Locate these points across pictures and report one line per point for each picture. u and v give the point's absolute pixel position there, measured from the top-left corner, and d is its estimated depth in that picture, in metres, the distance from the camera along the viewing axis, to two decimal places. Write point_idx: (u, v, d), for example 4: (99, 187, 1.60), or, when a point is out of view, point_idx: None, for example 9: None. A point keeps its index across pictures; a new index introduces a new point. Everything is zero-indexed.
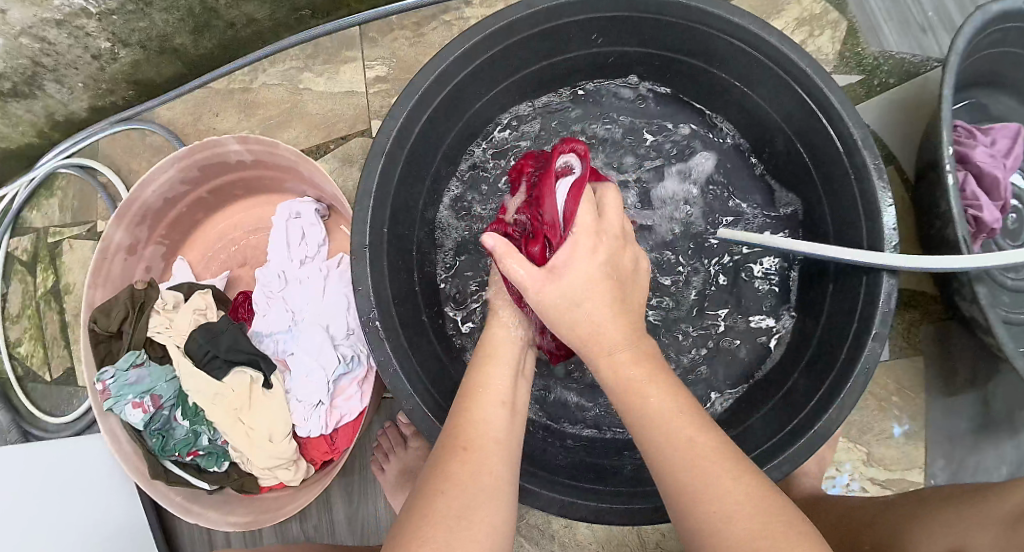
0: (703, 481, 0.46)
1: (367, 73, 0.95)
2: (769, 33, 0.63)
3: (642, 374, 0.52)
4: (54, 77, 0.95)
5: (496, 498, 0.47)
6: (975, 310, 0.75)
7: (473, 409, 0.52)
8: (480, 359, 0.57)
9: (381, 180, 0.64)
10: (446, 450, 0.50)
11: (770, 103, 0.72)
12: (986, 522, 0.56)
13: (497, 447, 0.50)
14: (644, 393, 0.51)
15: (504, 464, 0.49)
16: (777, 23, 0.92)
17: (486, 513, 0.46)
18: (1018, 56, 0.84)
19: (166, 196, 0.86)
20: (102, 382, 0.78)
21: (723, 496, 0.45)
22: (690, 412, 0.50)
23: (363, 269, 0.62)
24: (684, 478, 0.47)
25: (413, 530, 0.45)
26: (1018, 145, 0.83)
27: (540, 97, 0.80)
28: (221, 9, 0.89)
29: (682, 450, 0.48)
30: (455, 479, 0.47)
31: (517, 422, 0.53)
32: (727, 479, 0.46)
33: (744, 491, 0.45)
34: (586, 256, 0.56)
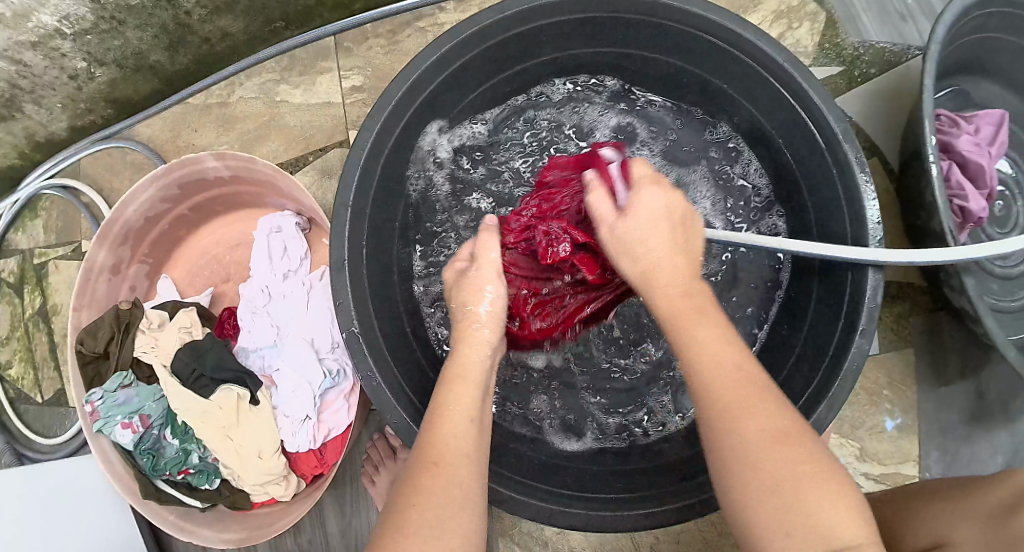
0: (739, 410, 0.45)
1: (344, 83, 0.95)
2: (745, 29, 0.62)
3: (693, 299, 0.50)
4: (32, 99, 0.95)
5: (464, 511, 0.46)
6: (964, 301, 0.74)
7: (444, 422, 0.50)
8: (449, 374, 0.53)
9: (358, 193, 0.63)
10: (416, 464, 0.48)
11: (746, 96, 0.71)
12: (972, 515, 0.54)
13: (465, 458, 0.48)
14: (695, 314, 0.49)
15: (472, 482, 0.48)
16: (755, 16, 0.91)
17: (462, 524, 0.46)
18: (998, 44, 0.84)
19: (146, 214, 0.85)
20: (91, 404, 0.78)
21: (762, 430, 0.44)
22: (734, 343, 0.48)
23: (343, 283, 0.62)
24: (718, 410, 0.46)
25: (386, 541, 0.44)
26: (1003, 131, 0.82)
27: (518, 97, 0.80)
28: (195, 24, 0.89)
29: (723, 378, 0.46)
30: (427, 493, 0.46)
31: (484, 440, 0.51)
32: (760, 409, 0.45)
33: (775, 433, 0.44)
34: (654, 196, 0.56)
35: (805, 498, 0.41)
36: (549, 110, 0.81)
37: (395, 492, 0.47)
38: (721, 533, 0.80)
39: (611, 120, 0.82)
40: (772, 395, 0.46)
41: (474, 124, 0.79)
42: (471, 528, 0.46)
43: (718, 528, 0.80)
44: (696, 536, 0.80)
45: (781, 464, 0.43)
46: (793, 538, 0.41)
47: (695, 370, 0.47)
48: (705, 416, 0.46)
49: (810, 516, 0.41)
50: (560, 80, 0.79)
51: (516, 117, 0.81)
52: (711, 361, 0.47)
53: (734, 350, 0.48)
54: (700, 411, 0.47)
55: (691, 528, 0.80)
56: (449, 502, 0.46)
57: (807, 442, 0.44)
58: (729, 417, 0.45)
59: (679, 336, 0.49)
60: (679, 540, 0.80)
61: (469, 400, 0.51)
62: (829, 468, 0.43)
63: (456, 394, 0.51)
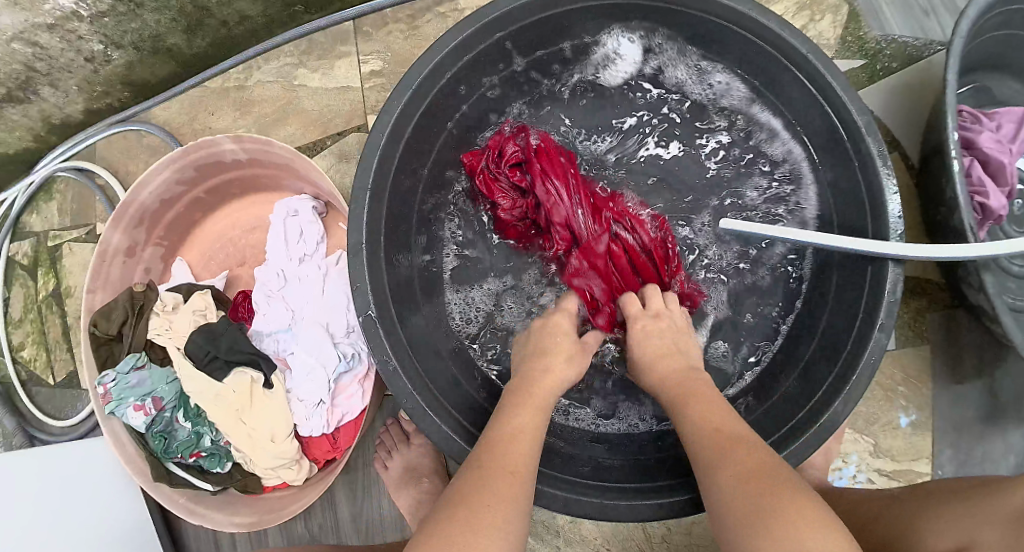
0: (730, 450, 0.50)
1: (362, 67, 0.95)
2: (768, 17, 0.62)
3: (694, 379, 0.59)
4: (49, 82, 0.95)
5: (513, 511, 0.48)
6: (982, 299, 0.73)
7: (518, 438, 0.53)
8: (518, 398, 0.58)
9: (377, 178, 0.63)
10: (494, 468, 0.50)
11: (770, 86, 0.70)
12: (993, 519, 0.55)
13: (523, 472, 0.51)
14: (700, 391, 0.57)
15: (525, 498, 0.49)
16: (778, 7, 0.90)
17: (513, 528, 0.47)
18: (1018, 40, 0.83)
19: (163, 197, 0.85)
20: (104, 386, 0.77)
21: (739, 474, 0.48)
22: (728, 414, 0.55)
23: (360, 267, 0.62)
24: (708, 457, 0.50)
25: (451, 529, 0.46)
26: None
27: (539, 77, 0.76)
28: (213, 8, 0.88)
29: (712, 433, 0.52)
30: (493, 494, 0.48)
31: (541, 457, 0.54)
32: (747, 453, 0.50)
33: (749, 472, 0.48)
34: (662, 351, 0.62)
35: (779, 523, 0.43)
36: (589, 83, 0.77)
37: (453, 495, 0.49)
38: None
39: (646, 98, 0.77)
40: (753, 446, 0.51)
41: (519, 94, 0.77)
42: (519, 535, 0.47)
43: None
44: (708, 529, 0.80)
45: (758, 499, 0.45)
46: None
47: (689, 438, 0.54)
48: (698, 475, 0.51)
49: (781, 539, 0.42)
50: (590, 62, 0.76)
51: (539, 95, 0.78)
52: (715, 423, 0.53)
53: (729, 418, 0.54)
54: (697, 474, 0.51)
55: (703, 521, 0.80)
56: (492, 518, 0.46)
57: (786, 479, 0.47)
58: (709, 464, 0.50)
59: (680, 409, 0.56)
60: (690, 532, 0.80)
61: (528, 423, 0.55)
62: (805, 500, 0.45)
63: (525, 417, 0.55)
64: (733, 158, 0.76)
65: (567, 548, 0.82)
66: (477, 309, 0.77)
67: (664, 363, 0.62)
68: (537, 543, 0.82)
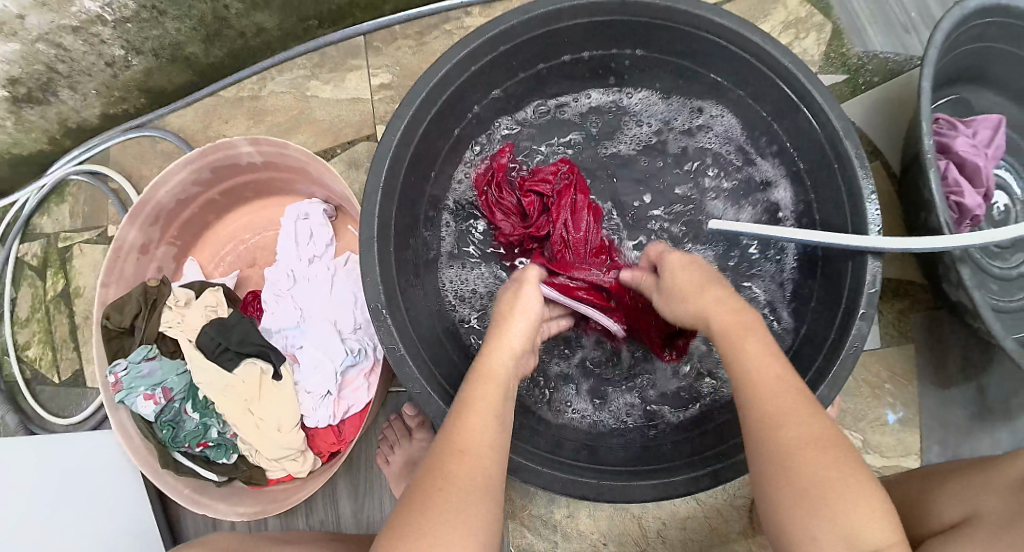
0: (783, 418, 0.49)
1: (372, 80, 0.99)
2: (752, 31, 0.66)
3: (745, 316, 0.56)
4: (69, 84, 0.98)
5: (485, 500, 0.49)
6: (962, 295, 0.76)
7: (470, 413, 0.53)
8: (475, 375, 0.56)
9: (388, 175, 0.66)
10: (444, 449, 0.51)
11: (756, 96, 0.74)
12: (992, 488, 0.57)
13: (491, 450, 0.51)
14: (753, 333, 0.54)
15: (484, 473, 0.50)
16: (765, 26, 0.95)
17: (477, 512, 0.48)
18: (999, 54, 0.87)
19: (178, 197, 0.88)
20: (115, 375, 0.79)
21: (802, 440, 0.48)
22: (786, 370, 0.52)
23: (371, 259, 0.65)
24: (763, 423, 0.49)
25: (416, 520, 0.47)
26: (1000, 135, 0.85)
27: (529, 109, 0.84)
28: (231, 18, 0.93)
29: (772, 390, 0.50)
30: (453, 479, 0.49)
31: (505, 434, 0.54)
32: (802, 418, 0.49)
33: (812, 443, 0.48)
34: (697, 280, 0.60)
35: (836, 502, 0.45)
36: (575, 111, 0.85)
37: (420, 474, 0.51)
38: (726, 519, 0.82)
39: (628, 122, 0.85)
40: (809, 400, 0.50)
41: (514, 117, 0.84)
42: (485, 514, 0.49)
43: (721, 515, 0.82)
44: (702, 522, 0.82)
45: (817, 475, 0.46)
46: (822, 542, 0.45)
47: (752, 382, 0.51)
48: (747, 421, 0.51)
49: (837, 519, 0.45)
50: (576, 94, 0.84)
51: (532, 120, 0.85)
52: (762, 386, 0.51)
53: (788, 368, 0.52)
54: (745, 419, 0.51)
55: (697, 514, 0.82)
56: (448, 505, 0.48)
57: (845, 454, 0.48)
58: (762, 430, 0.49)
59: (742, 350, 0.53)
60: (685, 525, 0.82)
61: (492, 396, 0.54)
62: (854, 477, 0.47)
63: (486, 391, 0.54)
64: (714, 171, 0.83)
65: (565, 542, 0.83)
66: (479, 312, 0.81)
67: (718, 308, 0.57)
68: (535, 537, 0.84)
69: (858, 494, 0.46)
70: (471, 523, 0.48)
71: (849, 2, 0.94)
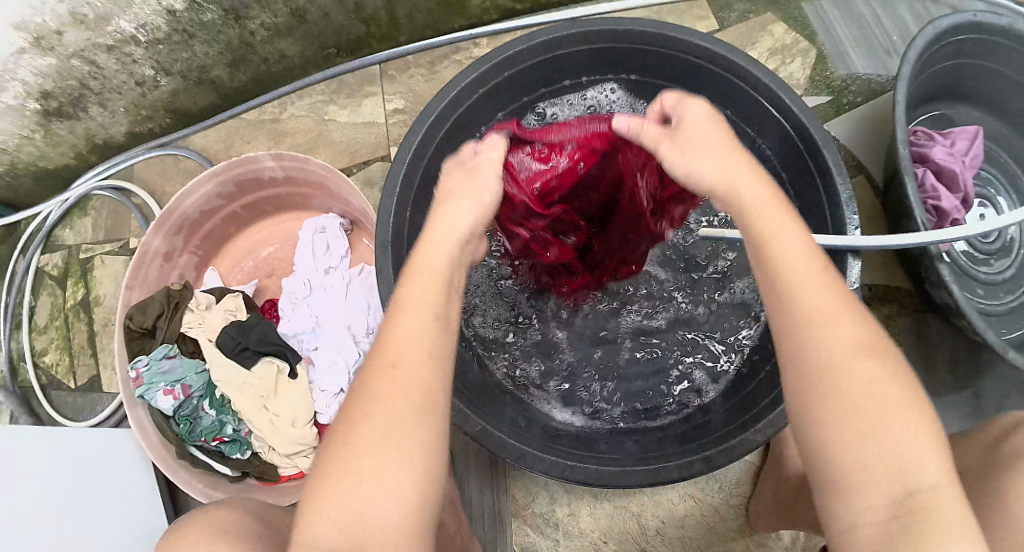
0: (823, 320, 0.45)
1: (387, 105, 1.08)
2: (737, 55, 0.72)
3: (770, 203, 0.49)
4: (98, 101, 1.03)
5: (423, 419, 0.44)
6: (944, 294, 0.80)
7: (401, 316, 0.47)
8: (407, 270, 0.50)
9: (403, 183, 0.72)
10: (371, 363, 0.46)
11: (743, 116, 0.79)
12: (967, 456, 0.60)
13: (426, 358, 0.45)
14: (783, 223, 0.48)
15: (414, 391, 0.45)
16: (753, 52, 1.02)
17: (415, 428, 0.44)
18: (976, 71, 0.94)
19: (202, 208, 0.93)
20: (136, 370, 0.84)
21: (839, 351, 0.44)
22: (821, 262, 0.47)
23: (385, 261, 0.69)
24: (802, 327, 0.45)
25: (342, 444, 0.44)
26: (977, 145, 0.90)
27: (530, 117, 0.86)
28: (256, 45, 1.00)
29: (808, 282, 0.46)
30: (375, 399, 0.44)
31: (449, 337, 0.48)
32: (841, 318, 0.45)
33: (861, 346, 0.45)
34: (715, 133, 0.54)
35: (890, 415, 0.43)
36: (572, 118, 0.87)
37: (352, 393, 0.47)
38: (723, 518, 0.85)
39: None
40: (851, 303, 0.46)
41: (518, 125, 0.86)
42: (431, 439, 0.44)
43: (718, 514, 0.85)
44: (699, 521, 0.85)
45: (861, 392, 0.43)
46: (869, 469, 0.42)
47: (783, 279, 0.46)
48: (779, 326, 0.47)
49: (890, 438, 0.42)
50: (575, 101, 0.86)
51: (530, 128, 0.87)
52: (795, 285, 0.46)
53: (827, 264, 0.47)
54: (778, 323, 0.47)
55: (694, 513, 0.85)
56: (374, 436, 0.44)
57: (888, 353, 0.45)
58: (802, 332, 0.45)
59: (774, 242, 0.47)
60: (682, 524, 0.85)
61: (418, 293, 0.48)
62: (893, 389, 0.44)
63: (420, 291, 0.48)
64: None
65: (566, 540, 0.86)
66: (486, 318, 0.82)
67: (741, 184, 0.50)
68: (537, 535, 0.86)
69: (903, 404, 0.43)
70: (412, 456, 0.43)
71: (832, 30, 1.01)
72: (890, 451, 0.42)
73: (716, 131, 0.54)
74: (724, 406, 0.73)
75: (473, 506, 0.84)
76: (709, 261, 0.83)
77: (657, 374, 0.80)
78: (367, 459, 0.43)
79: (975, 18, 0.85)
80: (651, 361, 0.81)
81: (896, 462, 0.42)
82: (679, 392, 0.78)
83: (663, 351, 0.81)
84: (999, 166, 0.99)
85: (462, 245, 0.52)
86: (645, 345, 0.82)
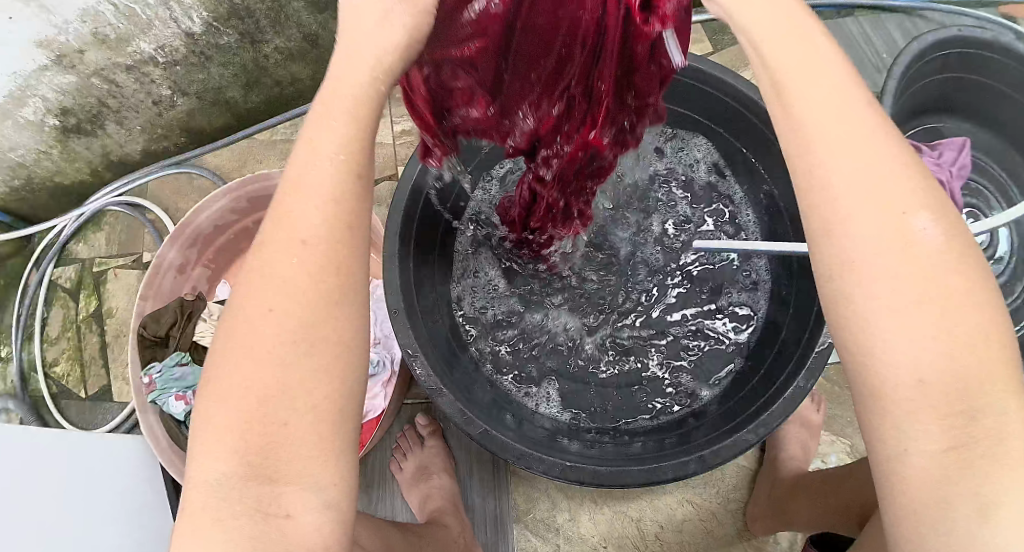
0: (865, 174, 0.35)
1: (395, 127, 1.12)
2: (726, 74, 0.74)
3: (791, 12, 0.38)
4: (116, 119, 1.08)
5: (340, 327, 0.39)
6: None
7: (296, 196, 0.39)
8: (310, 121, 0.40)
9: (411, 201, 0.74)
10: (267, 254, 0.39)
11: (733, 133, 0.82)
12: None
13: (332, 249, 0.38)
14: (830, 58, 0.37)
15: (333, 288, 0.39)
16: (745, 74, 1.07)
17: (329, 337, 0.38)
18: (964, 84, 0.98)
19: (216, 223, 0.97)
20: (150, 376, 0.87)
21: (875, 226, 0.35)
22: (863, 100, 0.37)
23: (393, 270, 0.72)
24: (840, 184, 0.36)
25: (242, 358, 0.38)
26: (963, 155, 0.94)
27: None
28: (270, 68, 1.05)
29: (840, 122, 0.36)
30: (278, 304, 0.38)
31: (358, 219, 0.40)
32: (890, 176, 0.35)
33: (922, 212, 0.35)
34: None
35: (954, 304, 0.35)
36: None
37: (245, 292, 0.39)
38: (721, 523, 0.86)
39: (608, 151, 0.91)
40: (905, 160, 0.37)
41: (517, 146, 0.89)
42: (350, 337, 0.39)
43: (716, 519, 0.87)
44: (697, 526, 0.86)
45: (909, 280, 0.35)
46: (931, 374, 0.34)
47: (799, 114, 0.37)
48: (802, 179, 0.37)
49: (952, 329, 0.34)
50: None
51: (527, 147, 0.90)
52: (824, 126, 0.36)
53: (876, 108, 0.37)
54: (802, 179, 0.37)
55: (693, 518, 0.87)
56: (288, 338, 0.38)
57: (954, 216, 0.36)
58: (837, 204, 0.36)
59: (830, 85, 0.36)
60: (681, 529, 0.86)
61: (327, 152, 0.39)
62: (961, 278, 0.35)
63: (320, 152, 0.39)
64: (696, 197, 0.90)
65: (566, 545, 0.87)
66: (488, 326, 0.86)
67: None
68: (539, 540, 0.88)
69: (970, 282, 0.35)
70: (331, 365, 0.38)
71: None
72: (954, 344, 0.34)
73: None
74: (716, 408, 0.75)
75: (475, 510, 0.89)
76: (701, 272, 0.87)
77: (652, 377, 0.82)
78: (269, 373, 0.37)
79: (960, 33, 0.92)
80: (647, 365, 0.83)
81: (960, 365, 0.34)
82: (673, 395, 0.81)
83: (658, 355, 0.84)
84: (989, 177, 1.03)
85: (378, 88, 0.40)
86: (641, 350, 0.84)
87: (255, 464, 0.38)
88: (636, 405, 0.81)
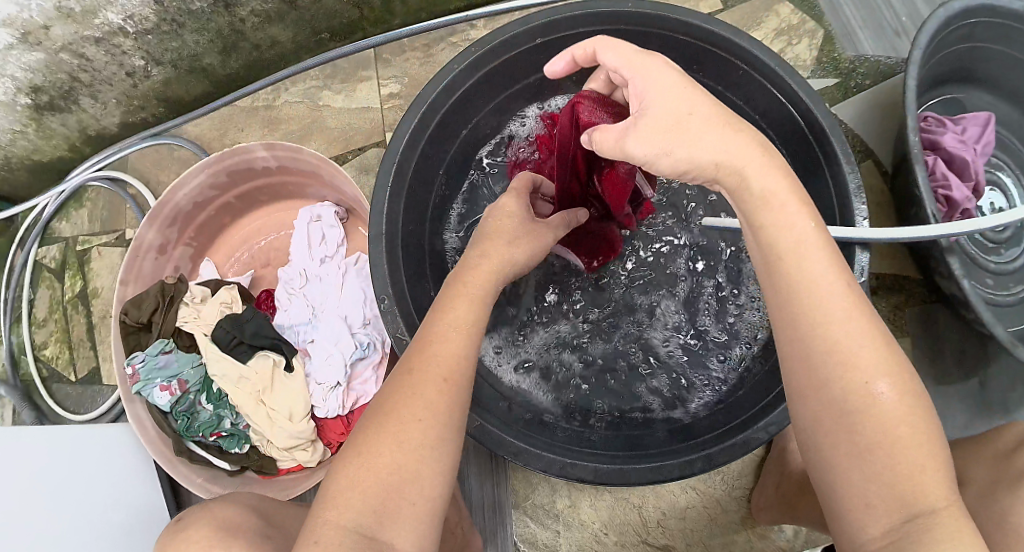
0: (838, 333, 0.45)
1: (382, 90, 1.06)
2: (743, 38, 0.69)
3: (743, 155, 0.50)
4: (90, 93, 1.01)
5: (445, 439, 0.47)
6: (954, 286, 0.78)
7: (442, 341, 0.50)
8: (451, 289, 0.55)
9: (397, 175, 0.69)
10: (400, 374, 0.50)
11: (747, 101, 0.77)
12: (984, 458, 0.59)
13: (444, 384, 0.48)
14: (781, 208, 0.48)
15: (452, 411, 0.48)
16: (757, 33, 0.99)
17: (420, 439, 0.46)
18: (991, 54, 0.90)
19: (196, 200, 0.92)
20: (133, 366, 0.84)
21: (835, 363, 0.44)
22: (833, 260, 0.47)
23: (379, 256, 0.67)
24: (812, 322, 0.45)
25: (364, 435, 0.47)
26: (988, 131, 0.88)
27: (528, 113, 0.87)
28: (248, 32, 0.98)
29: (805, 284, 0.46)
30: (401, 405, 0.47)
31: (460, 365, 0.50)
32: (861, 334, 0.45)
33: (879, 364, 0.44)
34: (674, 93, 0.52)
35: (896, 444, 0.42)
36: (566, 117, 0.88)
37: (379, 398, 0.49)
38: (725, 510, 0.84)
39: None
40: (872, 322, 0.45)
41: (519, 119, 0.87)
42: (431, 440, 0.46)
43: (721, 505, 0.85)
44: (702, 513, 0.84)
45: (859, 415, 0.43)
46: (865, 489, 0.43)
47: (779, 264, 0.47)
48: (788, 323, 0.47)
49: (894, 461, 0.42)
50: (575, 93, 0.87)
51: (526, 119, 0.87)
52: (803, 274, 0.46)
53: (833, 268, 0.47)
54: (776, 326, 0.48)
55: (697, 506, 0.84)
56: (418, 438, 0.46)
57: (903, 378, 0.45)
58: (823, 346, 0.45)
59: (777, 251, 0.47)
60: (685, 516, 0.84)
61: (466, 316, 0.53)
62: (914, 423, 0.43)
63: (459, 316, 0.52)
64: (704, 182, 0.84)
65: (566, 532, 0.85)
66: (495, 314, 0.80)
67: (706, 145, 0.50)
68: (540, 528, 0.86)
69: (913, 425, 0.43)
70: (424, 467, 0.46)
71: (839, 9, 0.98)
72: (888, 468, 0.42)
73: (659, 101, 0.52)
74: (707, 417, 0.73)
75: (473, 499, 0.86)
76: (704, 273, 0.82)
77: (647, 381, 0.79)
78: (381, 454, 0.45)
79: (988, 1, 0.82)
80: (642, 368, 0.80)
81: (891, 486, 0.42)
82: (666, 398, 0.78)
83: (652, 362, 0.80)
84: (1010, 152, 0.95)
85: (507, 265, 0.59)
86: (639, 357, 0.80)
87: (369, 527, 0.43)
88: (629, 406, 0.77)
